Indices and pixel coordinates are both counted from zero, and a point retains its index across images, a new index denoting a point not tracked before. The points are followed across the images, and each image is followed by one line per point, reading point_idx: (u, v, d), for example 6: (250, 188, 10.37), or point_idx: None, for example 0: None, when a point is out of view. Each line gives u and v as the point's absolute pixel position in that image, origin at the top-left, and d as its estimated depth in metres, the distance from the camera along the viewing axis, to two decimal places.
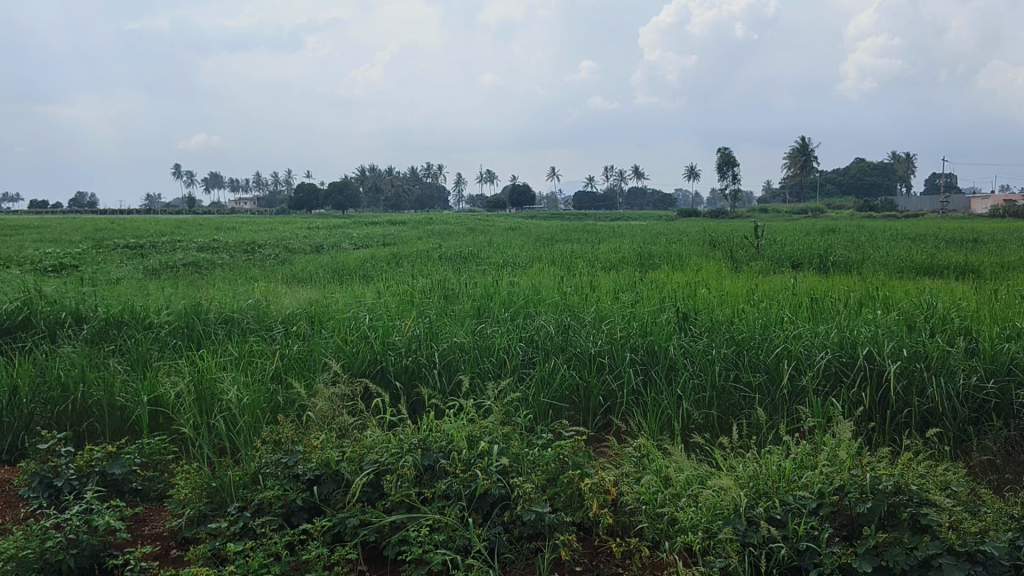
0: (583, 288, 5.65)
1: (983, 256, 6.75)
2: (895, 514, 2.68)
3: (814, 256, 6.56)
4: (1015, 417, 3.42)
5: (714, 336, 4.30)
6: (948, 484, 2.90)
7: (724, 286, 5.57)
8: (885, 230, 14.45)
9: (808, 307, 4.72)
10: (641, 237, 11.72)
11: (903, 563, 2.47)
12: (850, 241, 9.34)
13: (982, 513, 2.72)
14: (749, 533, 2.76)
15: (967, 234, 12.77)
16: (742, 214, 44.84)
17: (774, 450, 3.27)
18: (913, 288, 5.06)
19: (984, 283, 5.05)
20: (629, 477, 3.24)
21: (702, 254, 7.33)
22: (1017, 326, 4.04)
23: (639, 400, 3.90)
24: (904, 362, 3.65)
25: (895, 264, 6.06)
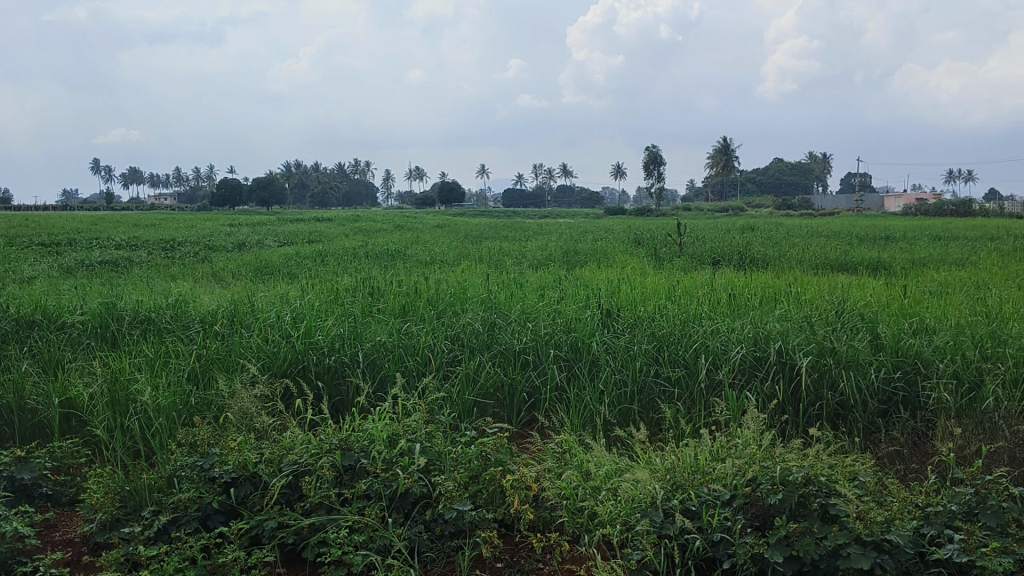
0: (509, 285, 5.66)
1: (893, 252, 6.98)
2: (806, 504, 2.75)
3: (734, 254, 6.69)
4: (921, 408, 3.55)
5: (636, 332, 4.35)
6: (856, 475, 2.99)
7: (647, 282, 5.64)
8: (802, 228, 14.86)
9: (728, 303, 4.82)
10: (569, 234, 11.78)
11: (813, 552, 2.53)
12: (768, 239, 9.54)
13: (888, 503, 2.82)
14: (665, 525, 2.79)
15: (880, 232, 13.21)
16: (672, 212, 45.54)
17: (692, 443, 3.33)
18: (827, 284, 5.20)
19: (894, 279, 5.22)
20: (550, 473, 3.25)
21: (626, 251, 7.41)
22: (922, 322, 4.19)
23: (562, 396, 3.92)
24: (815, 356, 3.75)
25: (810, 261, 6.22)
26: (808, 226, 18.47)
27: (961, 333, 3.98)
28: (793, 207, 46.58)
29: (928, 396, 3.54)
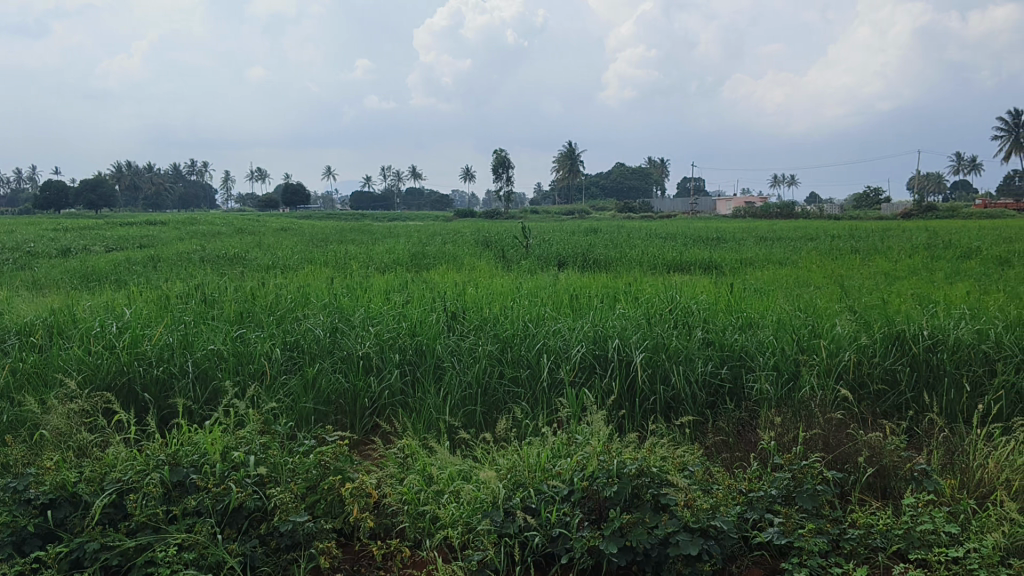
0: (353, 289, 5.57)
1: (725, 252, 7.34)
2: (639, 495, 2.83)
3: (577, 255, 6.84)
4: (746, 399, 3.73)
5: (480, 334, 4.37)
6: (686, 465, 3.11)
7: (493, 284, 5.68)
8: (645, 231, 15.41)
9: (569, 303, 4.91)
10: (418, 238, 11.73)
11: (645, 541, 2.61)
12: (610, 240, 9.83)
13: (714, 490, 2.94)
14: (506, 524, 2.80)
15: (718, 233, 13.87)
16: (524, 214, 46.26)
17: (533, 441, 3.36)
18: (662, 283, 5.39)
19: (723, 278, 5.48)
20: (392, 478, 3.20)
21: (473, 254, 7.45)
22: (747, 318, 4.42)
23: (405, 400, 3.87)
24: (649, 353, 3.88)
25: (649, 262, 6.44)
26: (647, 227, 19.33)
27: (782, 327, 4.21)
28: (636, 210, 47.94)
29: (752, 387, 3.73)
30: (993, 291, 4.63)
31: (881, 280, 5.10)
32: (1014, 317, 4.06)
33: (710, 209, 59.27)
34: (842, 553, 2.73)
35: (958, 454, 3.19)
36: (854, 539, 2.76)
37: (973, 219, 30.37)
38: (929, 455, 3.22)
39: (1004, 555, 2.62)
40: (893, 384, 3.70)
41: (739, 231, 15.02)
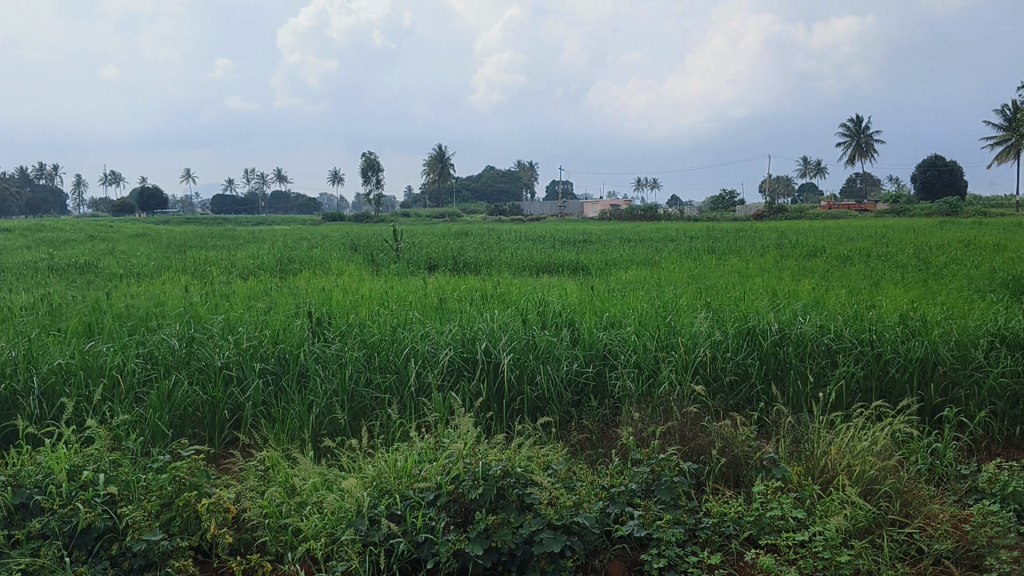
0: (213, 296, 5.38)
1: (591, 254, 7.53)
2: (504, 496, 2.85)
3: (447, 259, 6.85)
4: (609, 397, 3.82)
5: (345, 339, 4.29)
6: (550, 464, 3.14)
7: (360, 289, 5.61)
8: (518, 233, 15.59)
9: (437, 307, 4.90)
10: (283, 242, 11.46)
11: (510, 541, 2.63)
12: (478, 243, 9.91)
13: (577, 487, 2.99)
14: (371, 532, 2.76)
15: (588, 235, 14.16)
16: (398, 217, 45.91)
17: (399, 447, 3.33)
18: (530, 285, 5.47)
19: (588, 279, 5.60)
20: (252, 491, 3.11)
21: (341, 258, 7.34)
22: (610, 317, 4.52)
23: (267, 410, 3.75)
24: (516, 354, 3.91)
25: (517, 264, 6.52)
26: (516, 229, 19.62)
27: (642, 326, 4.33)
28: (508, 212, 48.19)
29: (615, 385, 3.82)
30: (834, 287, 4.92)
31: (735, 278, 5.33)
32: (853, 312, 4.32)
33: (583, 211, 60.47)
34: (698, 542, 2.84)
35: (804, 442, 3.37)
36: (709, 528, 2.88)
37: (824, 219, 32.25)
38: (777, 444, 3.39)
39: (845, 537, 2.79)
40: (744, 377, 3.87)
41: (609, 233, 15.42)
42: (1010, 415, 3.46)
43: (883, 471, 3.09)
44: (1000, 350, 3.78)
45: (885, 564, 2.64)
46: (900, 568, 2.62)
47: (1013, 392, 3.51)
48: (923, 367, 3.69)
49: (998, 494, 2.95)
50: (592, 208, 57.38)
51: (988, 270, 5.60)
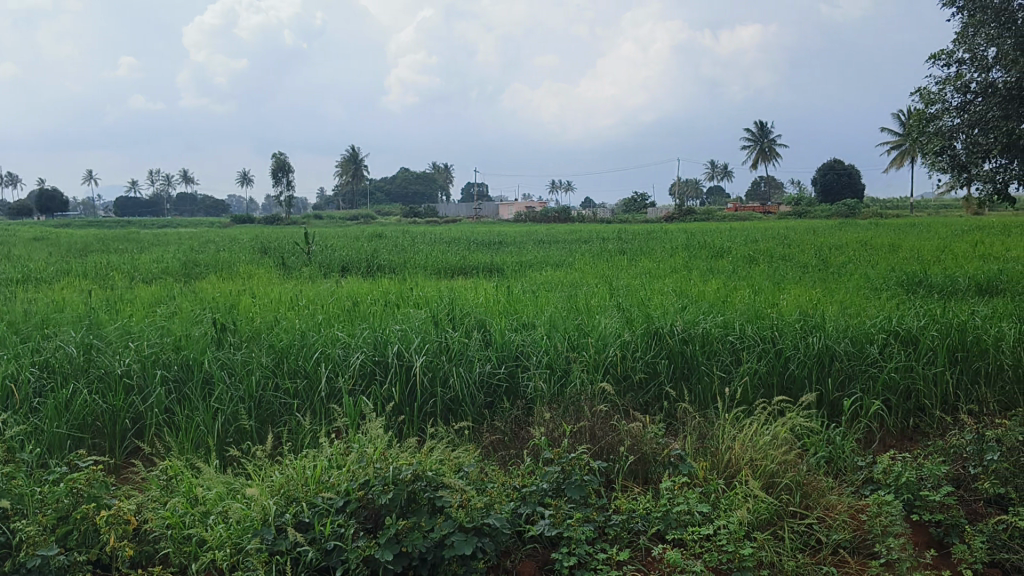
0: (115, 302, 5.20)
1: (506, 256, 7.56)
2: (415, 500, 2.82)
3: (360, 262, 6.78)
4: (521, 398, 3.82)
5: (253, 345, 4.19)
6: (461, 466, 3.13)
7: (270, 293, 5.50)
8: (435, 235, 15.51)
9: (348, 310, 4.84)
10: (189, 245, 11.14)
11: (420, 546, 2.61)
12: (393, 246, 9.84)
13: (488, 488, 2.98)
14: (278, 541, 2.70)
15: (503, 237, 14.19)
16: (311, 219, 45.19)
17: (307, 453, 3.27)
18: (444, 287, 5.45)
19: (502, 281, 5.62)
20: (155, 502, 3.00)
21: (250, 262, 7.19)
22: (522, 319, 4.54)
23: (171, 419, 3.64)
24: (428, 356, 3.88)
25: (431, 267, 6.49)
26: (432, 231, 19.54)
27: (554, 328, 4.36)
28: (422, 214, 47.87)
29: (527, 386, 3.82)
30: (740, 287, 5.05)
31: (645, 279, 5.43)
32: (757, 311, 4.44)
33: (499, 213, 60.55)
34: (607, 539, 2.88)
35: (709, 438, 3.45)
36: (618, 525, 2.92)
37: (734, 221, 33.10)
38: (684, 441, 3.46)
39: (748, 529, 2.86)
40: (653, 376, 3.93)
41: (526, 236, 15.49)
42: (903, 408, 3.61)
43: (784, 465, 3.18)
44: (894, 346, 3.94)
45: (787, 556, 2.72)
46: (800, 559, 2.70)
47: (905, 386, 3.66)
48: (823, 363, 3.82)
49: (892, 484, 3.08)
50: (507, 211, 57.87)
51: (884, 269, 5.84)
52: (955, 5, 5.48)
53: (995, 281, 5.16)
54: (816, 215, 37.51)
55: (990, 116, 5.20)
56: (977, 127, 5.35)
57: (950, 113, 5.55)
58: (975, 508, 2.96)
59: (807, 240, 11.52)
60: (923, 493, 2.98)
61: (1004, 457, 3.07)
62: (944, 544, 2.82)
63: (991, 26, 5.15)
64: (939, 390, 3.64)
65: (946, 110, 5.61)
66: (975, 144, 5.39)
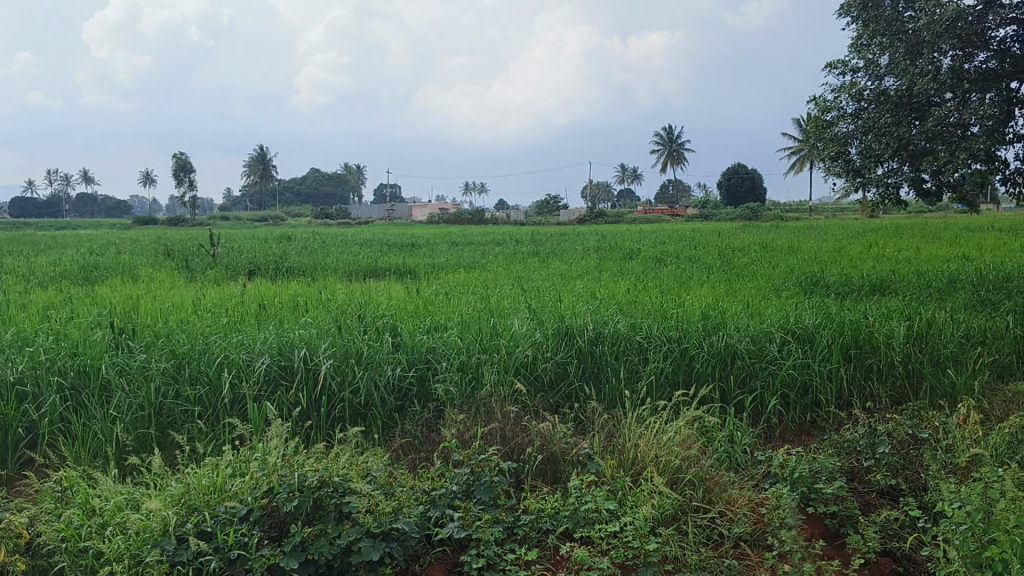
0: (6, 307, 4.98)
1: (419, 258, 7.54)
2: (321, 506, 2.78)
3: (267, 264, 6.66)
4: (431, 400, 3.81)
5: (154, 350, 4.07)
6: (369, 470, 3.10)
7: (173, 297, 5.35)
8: (346, 237, 15.35)
9: (254, 314, 4.74)
10: (86, 248, 10.78)
11: (327, 553, 2.57)
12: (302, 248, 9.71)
13: (396, 493, 2.96)
14: (179, 552, 2.61)
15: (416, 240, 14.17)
16: (220, 221, 44.11)
17: (209, 461, 3.19)
18: (354, 290, 5.40)
19: (413, 283, 5.60)
20: (48, 515, 2.88)
21: (153, 264, 7.00)
22: (432, 321, 4.53)
23: (67, 428, 3.51)
24: (335, 360, 3.83)
25: (342, 269, 6.43)
26: (346, 233, 19.34)
27: (464, 330, 4.36)
28: (332, 215, 47.14)
29: (437, 389, 3.79)
30: (648, 288, 5.15)
31: (555, 280, 5.49)
32: (663, 312, 4.53)
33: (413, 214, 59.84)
34: (516, 540, 2.90)
35: (616, 437, 3.51)
36: (526, 525, 2.94)
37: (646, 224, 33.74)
38: (592, 440, 3.51)
39: (654, 526, 2.92)
40: (563, 376, 3.97)
41: (440, 237, 15.49)
42: (800, 404, 3.74)
43: (688, 461, 3.26)
44: (792, 344, 4.07)
45: (690, 550, 2.78)
46: (704, 553, 2.76)
47: (803, 382, 3.79)
48: (726, 362, 3.93)
49: (789, 478, 3.18)
50: (420, 212, 57.67)
51: (784, 269, 6.05)
52: (850, 15, 5.71)
53: (887, 281, 5.40)
54: (721, 219, 38.45)
55: (882, 123, 5.43)
56: (870, 133, 5.59)
57: (845, 119, 5.78)
58: (867, 499, 3.09)
59: (713, 241, 11.86)
60: (819, 486, 3.09)
61: (894, 450, 3.21)
62: (839, 535, 2.93)
63: (883, 35, 5.37)
64: (833, 387, 3.79)
65: (842, 116, 5.84)
66: (868, 149, 5.62)
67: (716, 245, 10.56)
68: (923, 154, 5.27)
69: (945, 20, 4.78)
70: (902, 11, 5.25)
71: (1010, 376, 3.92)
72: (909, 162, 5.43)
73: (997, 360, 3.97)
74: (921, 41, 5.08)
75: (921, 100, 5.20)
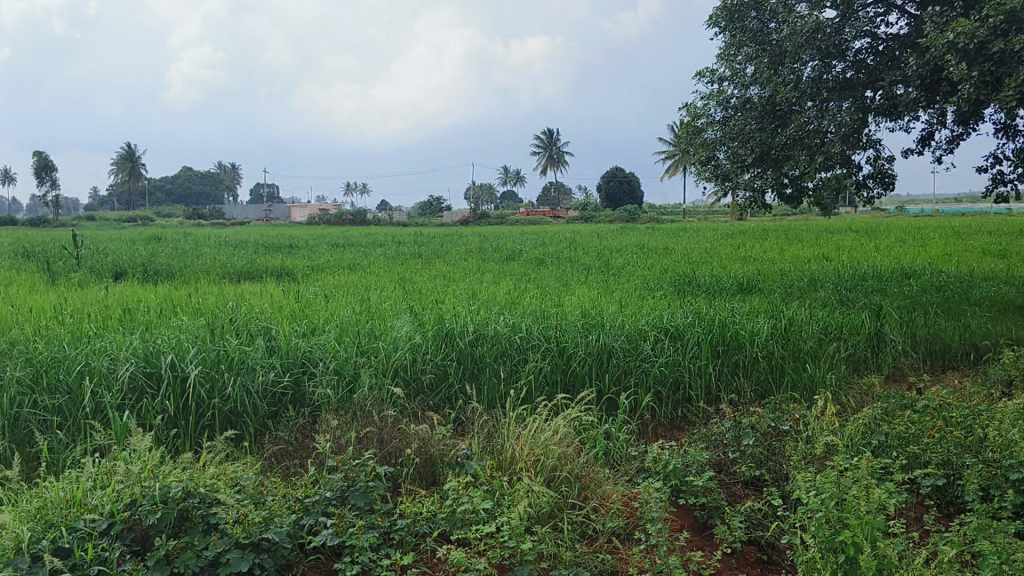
0: None
1: (298, 259, 7.41)
2: (187, 518, 2.67)
3: (135, 267, 6.38)
4: (306, 405, 3.72)
5: (8, 358, 3.83)
6: (239, 479, 3.00)
7: (31, 302, 5.07)
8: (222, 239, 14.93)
9: (119, 319, 4.53)
10: None
11: (193, 565, 2.47)
12: (173, 249, 9.38)
13: (268, 501, 2.87)
14: (35, 569, 2.39)
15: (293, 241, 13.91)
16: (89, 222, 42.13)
17: (68, 474, 3.02)
18: (228, 293, 5.24)
19: (291, 285, 5.48)
20: None
21: (9, 267, 6.61)
22: (309, 324, 4.43)
23: None
24: (205, 366, 3.69)
25: (216, 271, 6.23)
26: (225, 236, 18.78)
27: (342, 332, 4.29)
28: (209, 215, 45.77)
29: (313, 393, 3.71)
30: (528, 289, 5.20)
31: (437, 282, 5.48)
32: (541, 313, 4.58)
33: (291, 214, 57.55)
34: (392, 545, 2.86)
35: (495, 437, 3.52)
36: (403, 528, 2.90)
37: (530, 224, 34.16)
38: (470, 441, 3.51)
39: (530, 524, 2.93)
40: (442, 377, 3.96)
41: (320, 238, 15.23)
42: (672, 400, 3.85)
43: (564, 459, 3.29)
44: (664, 342, 4.19)
45: (566, 547, 2.81)
46: (579, 549, 2.80)
47: (674, 379, 3.91)
48: (602, 361, 4.00)
49: (660, 472, 3.26)
50: (297, 213, 56.52)
51: (659, 270, 6.22)
52: (718, 25, 5.92)
53: (754, 281, 5.62)
54: (600, 220, 39.27)
55: (748, 130, 5.67)
56: (737, 139, 5.82)
57: (714, 126, 6.01)
58: (733, 491, 3.20)
59: (587, 243, 12.14)
60: (688, 479, 3.17)
61: (758, 442, 3.35)
62: (708, 526, 3.03)
63: (749, 45, 5.59)
64: (703, 383, 3.92)
65: (711, 123, 6.06)
66: (735, 155, 5.85)
67: (594, 246, 10.79)
68: (786, 160, 5.53)
69: (806, 32, 5.02)
70: (766, 23, 5.48)
71: (863, 369, 4.16)
72: (773, 167, 5.68)
73: (853, 354, 4.20)
74: (783, 52, 5.31)
75: (784, 108, 5.45)
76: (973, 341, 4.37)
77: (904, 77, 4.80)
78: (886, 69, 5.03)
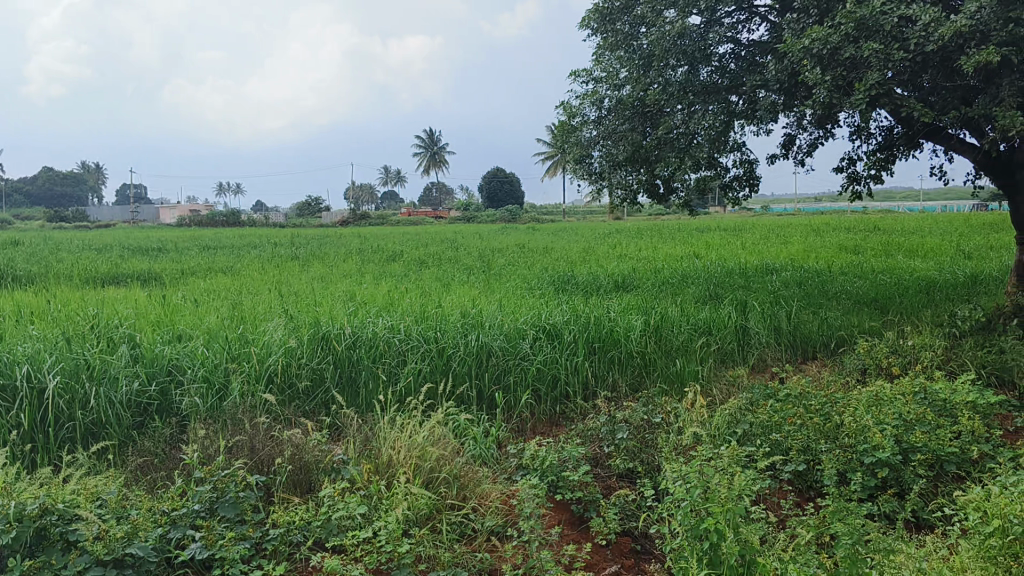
0: None
1: (167, 262, 7.16)
2: (44, 536, 2.53)
3: None
4: (173, 414, 3.60)
5: None
6: (100, 494, 2.85)
7: None
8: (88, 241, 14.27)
9: None
10: None
11: None
12: (30, 254, 8.92)
13: (132, 515, 2.74)
14: None
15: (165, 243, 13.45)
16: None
17: None
18: (90, 299, 5.02)
19: (159, 290, 5.30)
20: None
21: None
22: (177, 331, 4.29)
23: None
24: (64, 377, 3.52)
25: (77, 276, 5.96)
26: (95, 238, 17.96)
27: (211, 338, 4.17)
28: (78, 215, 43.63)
29: (181, 402, 3.58)
30: (408, 290, 5.19)
31: (313, 284, 5.39)
32: (419, 314, 4.57)
33: (166, 214, 55.51)
34: (265, 555, 2.78)
35: (372, 441, 3.48)
36: (275, 538, 2.83)
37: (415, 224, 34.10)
38: (347, 445, 3.46)
39: (408, 526, 2.91)
40: (318, 381, 3.90)
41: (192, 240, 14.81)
42: (550, 397, 3.91)
43: (442, 459, 3.28)
44: (542, 340, 4.25)
45: (444, 548, 2.81)
46: (456, 549, 2.80)
47: (552, 376, 3.97)
48: (481, 360, 4.01)
49: (538, 469, 3.29)
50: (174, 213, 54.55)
51: (539, 269, 6.29)
52: (591, 28, 6.02)
53: (629, 278, 5.77)
54: (486, 219, 39.54)
55: (621, 131, 5.80)
56: (611, 139, 5.95)
57: (588, 126, 6.12)
58: (608, 483, 3.27)
59: (461, 241, 12.18)
60: (565, 474, 3.22)
61: (632, 435, 3.44)
62: (583, 520, 3.08)
63: (619, 48, 5.71)
64: (579, 379, 4.00)
65: (585, 123, 6.17)
66: (609, 155, 5.98)
67: (475, 247, 10.84)
68: (657, 159, 5.70)
69: (673, 36, 5.16)
70: (636, 26, 5.60)
71: (731, 361, 4.33)
72: (646, 166, 5.84)
73: (721, 348, 4.37)
74: (652, 55, 5.45)
75: (654, 109, 5.60)
76: (831, 332, 4.62)
77: (765, 82, 5.01)
78: (748, 73, 5.24)
